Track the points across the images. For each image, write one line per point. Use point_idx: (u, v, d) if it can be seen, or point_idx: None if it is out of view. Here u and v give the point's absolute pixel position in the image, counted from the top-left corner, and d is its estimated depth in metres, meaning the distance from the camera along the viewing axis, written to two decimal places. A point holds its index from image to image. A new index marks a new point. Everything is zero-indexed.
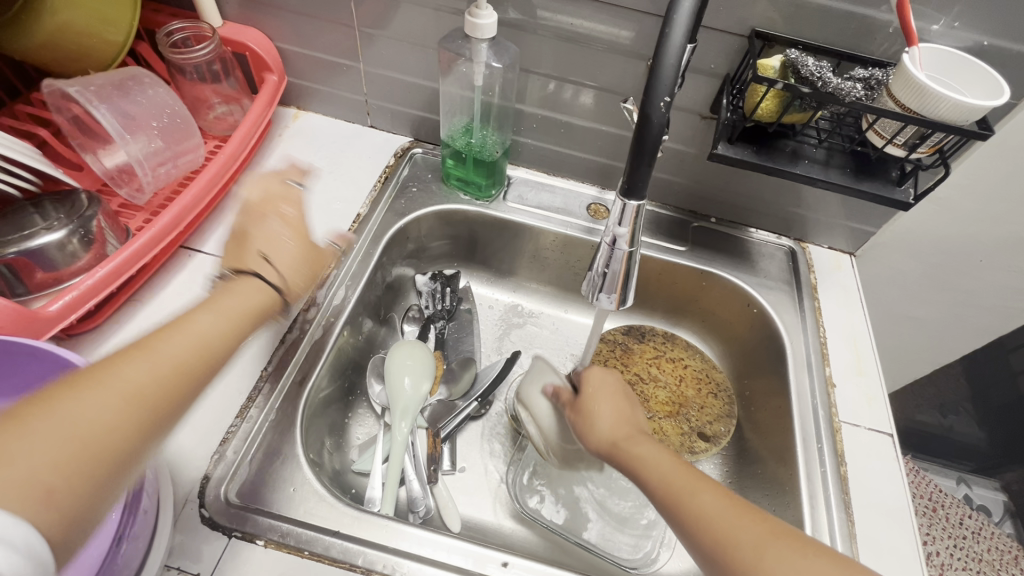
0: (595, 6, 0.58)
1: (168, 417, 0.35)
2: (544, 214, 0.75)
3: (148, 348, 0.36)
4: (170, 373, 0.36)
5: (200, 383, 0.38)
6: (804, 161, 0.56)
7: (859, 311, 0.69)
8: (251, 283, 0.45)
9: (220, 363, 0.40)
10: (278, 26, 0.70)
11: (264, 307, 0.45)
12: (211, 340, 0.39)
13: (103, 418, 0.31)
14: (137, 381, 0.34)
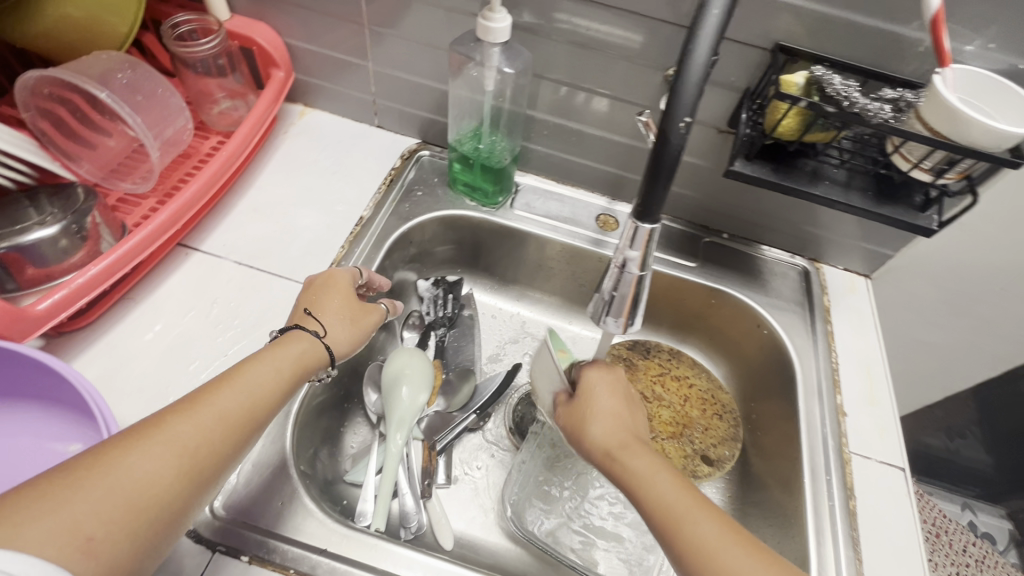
0: (613, 13, 0.56)
1: (214, 468, 0.39)
2: (552, 223, 0.73)
3: (201, 405, 0.40)
4: (221, 434, 0.40)
5: (246, 437, 0.42)
6: (824, 183, 0.54)
7: (873, 338, 0.67)
8: (306, 340, 0.49)
9: (263, 422, 0.43)
10: (287, 21, 0.69)
11: (315, 365, 0.49)
12: (255, 401, 0.43)
13: (158, 473, 0.35)
14: (186, 441, 0.37)
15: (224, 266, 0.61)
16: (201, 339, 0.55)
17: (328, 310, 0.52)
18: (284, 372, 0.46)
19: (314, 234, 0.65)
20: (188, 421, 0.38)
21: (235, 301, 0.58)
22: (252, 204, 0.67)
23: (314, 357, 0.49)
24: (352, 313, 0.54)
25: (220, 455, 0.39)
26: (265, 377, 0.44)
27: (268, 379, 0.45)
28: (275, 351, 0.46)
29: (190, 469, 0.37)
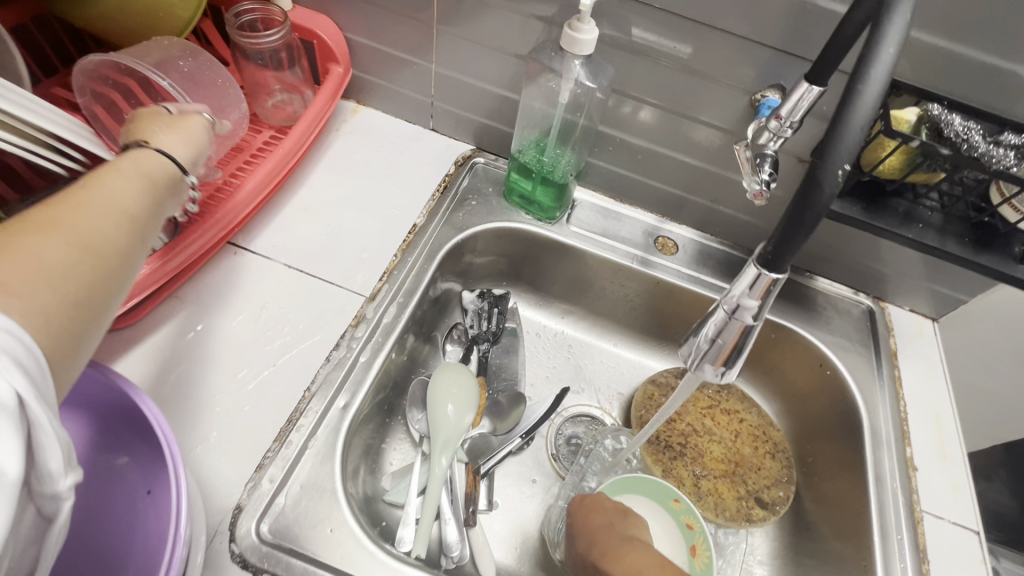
0: (702, 31, 0.53)
1: (120, 258, 0.35)
2: (609, 243, 0.70)
3: (72, 204, 0.35)
4: (115, 230, 0.36)
5: (138, 233, 0.38)
6: (917, 225, 0.51)
7: (942, 386, 0.64)
8: (150, 155, 0.43)
9: (147, 229, 0.39)
10: (350, 15, 0.66)
11: (170, 177, 0.43)
12: (135, 207, 0.39)
13: (52, 257, 0.32)
14: (78, 234, 0.34)
15: (274, 269, 0.58)
16: (249, 346, 0.53)
17: (164, 135, 0.46)
18: (145, 182, 0.41)
19: (364, 238, 0.63)
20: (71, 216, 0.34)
21: (286, 307, 0.56)
22: (302, 204, 0.64)
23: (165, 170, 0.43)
24: (180, 129, 0.47)
25: (118, 247, 0.36)
26: (133, 185, 0.40)
27: (138, 189, 0.40)
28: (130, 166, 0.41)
29: (92, 260, 0.34)
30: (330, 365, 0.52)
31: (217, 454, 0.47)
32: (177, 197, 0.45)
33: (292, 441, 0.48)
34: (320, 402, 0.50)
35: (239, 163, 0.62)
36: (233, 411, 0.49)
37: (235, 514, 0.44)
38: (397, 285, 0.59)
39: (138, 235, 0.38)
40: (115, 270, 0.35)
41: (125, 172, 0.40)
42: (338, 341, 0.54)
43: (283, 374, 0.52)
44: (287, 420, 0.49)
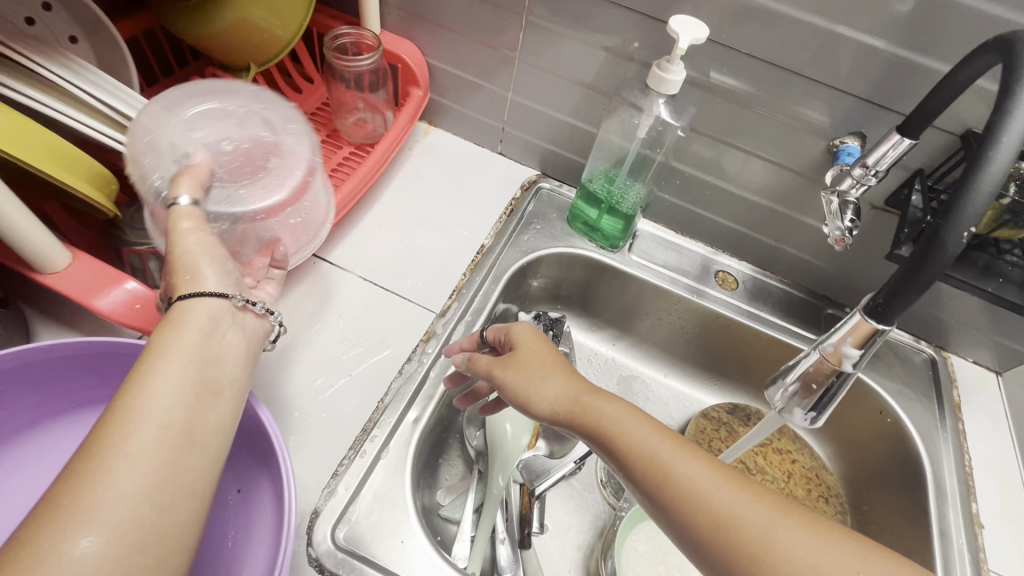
0: (785, 77, 0.54)
1: (178, 523, 0.30)
2: (670, 275, 0.71)
3: (111, 444, 0.30)
4: (164, 464, 0.31)
5: (197, 464, 0.33)
6: (997, 280, 0.51)
7: (1007, 443, 0.63)
8: (195, 329, 0.37)
9: (205, 421, 0.34)
10: (433, 42, 0.69)
11: (219, 348, 0.37)
12: (190, 406, 0.33)
13: (98, 563, 0.27)
14: (117, 506, 0.28)
15: (350, 281, 0.60)
16: (325, 355, 0.55)
17: (196, 270, 0.39)
18: (200, 379, 0.35)
19: (435, 256, 0.65)
20: (111, 467, 0.29)
21: (360, 318, 0.58)
22: (376, 219, 0.67)
23: (209, 319, 0.38)
24: (190, 245, 0.40)
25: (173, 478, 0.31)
26: (174, 380, 0.33)
27: (182, 384, 0.34)
28: (172, 343, 0.35)
29: (138, 527, 0.29)
30: (402, 378, 0.54)
31: (295, 458, 0.48)
32: (237, 346, 0.39)
33: (367, 450, 0.49)
34: (392, 414, 0.52)
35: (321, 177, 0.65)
36: (311, 417, 0.51)
37: (313, 517, 0.45)
38: (466, 303, 0.61)
39: (192, 449, 0.32)
40: (174, 509, 0.30)
41: (166, 359, 0.34)
42: (410, 355, 0.56)
43: (358, 385, 0.53)
44: (362, 429, 0.50)
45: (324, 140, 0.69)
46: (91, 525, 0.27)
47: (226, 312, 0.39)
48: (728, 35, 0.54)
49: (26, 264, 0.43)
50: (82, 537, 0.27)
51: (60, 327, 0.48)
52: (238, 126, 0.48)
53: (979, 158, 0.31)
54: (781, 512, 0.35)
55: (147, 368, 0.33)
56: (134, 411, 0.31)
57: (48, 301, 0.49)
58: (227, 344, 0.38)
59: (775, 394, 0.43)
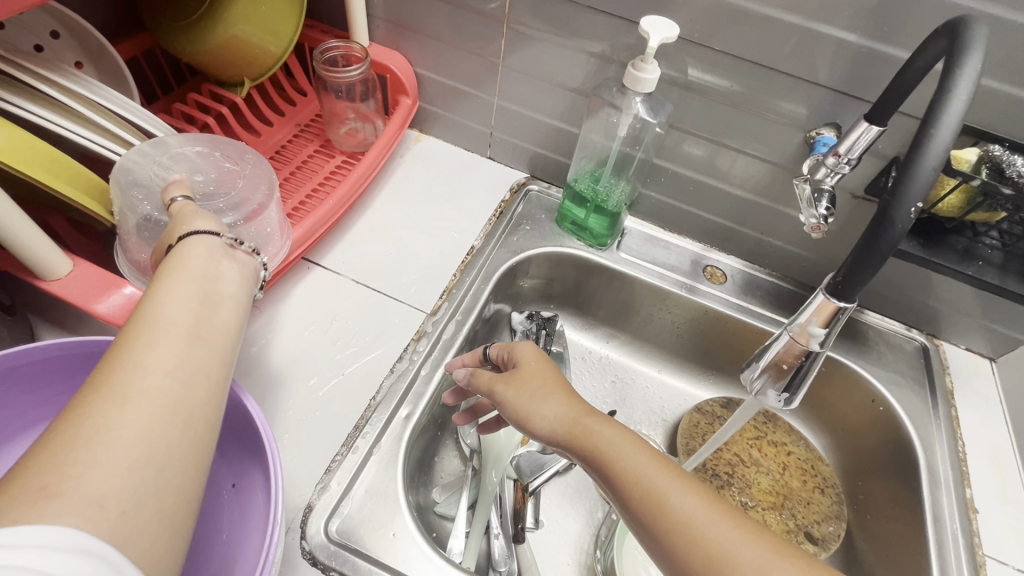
0: (757, 72, 0.55)
1: (205, 393, 0.32)
2: (659, 271, 0.72)
3: (136, 336, 0.32)
4: (182, 350, 0.32)
5: (214, 349, 0.34)
6: (976, 262, 0.52)
7: (1003, 429, 0.62)
8: (195, 251, 0.38)
9: (216, 323, 0.36)
10: (420, 52, 0.71)
11: (221, 264, 0.39)
12: (202, 310, 0.35)
13: (135, 421, 0.28)
14: (149, 382, 0.30)
15: (343, 283, 0.62)
16: (319, 355, 0.56)
17: (190, 218, 0.41)
18: (204, 288, 0.36)
19: (426, 258, 0.66)
20: (138, 353, 0.31)
21: (353, 319, 0.59)
22: (369, 225, 0.69)
23: (206, 245, 0.39)
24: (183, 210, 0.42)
25: (195, 361, 0.32)
26: (182, 291, 0.35)
27: (191, 294, 0.35)
28: (179, 266, 0.37)
29: (166, 396, 0.30)
30: (393, 377, 0.55)
31: (289, 455, 0.50)
32: (241, 270, 0.41)
33: (359, 446, 0.50)
34: (384, 411, 0.53)
35: (313, 186, 0.67)
36: (304, 415, 0.52)
37: (306, 512, 0.46)
38: (456, 303, 0.62)
39: (207, 342, 0.34)
40: (200, 385, 0.32)
41: (172, 276, 0.36)
42: (400, 354, 0.57)
43: (351, 382, 0.55)
44: (354, 426, 0.52)
45: (316, 150, 0.72)
46: (127, 398, 0.29)
47: (219, 246, 0.40)
48: (700, 34, 0.55)
49: (31, 272, 0.45)
50: (120, 404, 0.28)
51: (63, 333, 0.50)
52: (212, 153, 0.53)
53: (921, 138, 0.33)
54: (779, 556, 0.33)
55: (158, 287, 0.35)
56: (151, 314, 0.33)
57: (52, 309, 0.51)
58: (228, 262, 0.40)
59: (751, 377, 0.45)
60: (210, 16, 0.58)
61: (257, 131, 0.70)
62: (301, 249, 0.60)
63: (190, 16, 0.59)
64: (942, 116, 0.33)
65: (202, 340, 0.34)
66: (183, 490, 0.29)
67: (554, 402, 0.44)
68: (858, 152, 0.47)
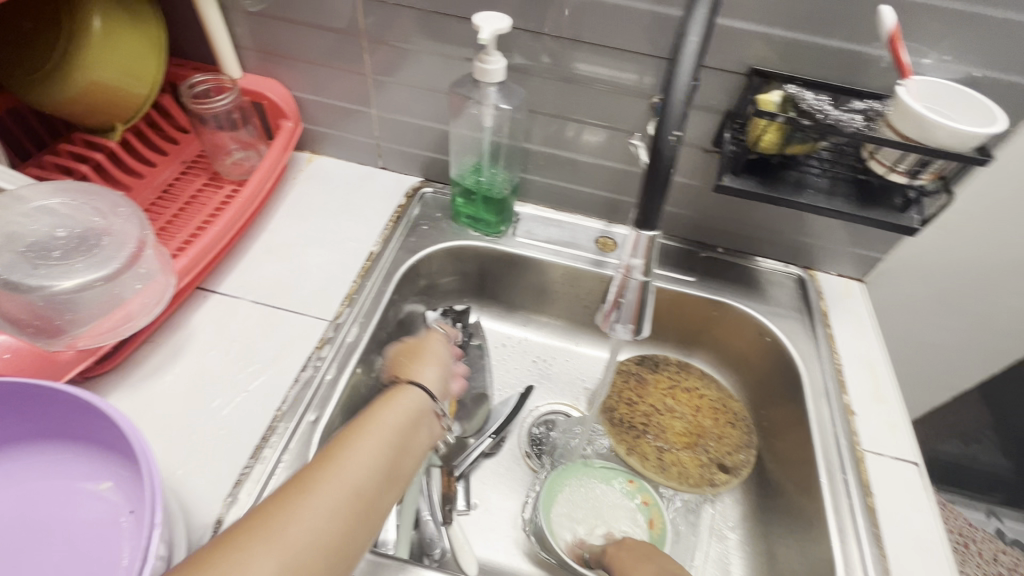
0: (595, 51, 0.61)
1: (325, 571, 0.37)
2: (554, 248, 0.76)
3: (317, 493, 0.39)
4: (333, 526, 0.38)
5: (356, 534, 0.40)
6: (809, 191, 0.58)
7: (873, 337, 0.69)
8: (410, 393, 0.52)
9: (380, 501, 0.43)
10: (293, 76, 0.74)
11: (415, 416, 0.51)
12: (366, 484, 0.42)
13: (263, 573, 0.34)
14: (297, 539, 0.37)
15: (242, 305, 0.63)
16: (221, 378, 0.57)
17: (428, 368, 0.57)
18: (390, 440, 0.46)
19: (325, 271, 0.68)
20: (307, 515, 0.38)
21: (254, 338, 0.60)
22: (267, 246, 0.70)
23: (413, 408, 0.51)
24: (433, 346, 0.60)
25: (337, 545, 0.38)
26: (380, 452, 0.45)
27: (383, 455, 0.45)
28: (377, 420, 0.47)
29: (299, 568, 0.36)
30: (299, 385, 0.57)
31: (197, 474, 0.50)
32: (426, 440, 0.51)
33: (267, 456, 0.52)
34: (291, 418, 0.54)
35: (204, 218, 0.67)
36: (210, 436, 0.52)
37: (215, 527, 0.47)
38: (357, 308, 0.64)
39: (359, 526, 0.40)
40: (330, 569, 0.37)
41: (377, 427, 0.46)
42: (305, 363, 0.59)
43: (256, 399, 0.55)
44: (262, 437, 0.53)
45: (205, 183, 0.72)
46: (279, 541, 0.36)
47: (427, 409, 0.52)
48: (539, 23, 0.60)
49: None
50: (267, 549, 0.35)
51: None
52: (79, 205, 0.52)
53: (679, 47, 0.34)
54: None
55: (360, 437, 0.45)
56: (337, 476, 0.41)
57: None
58: (425, 428, 0.52)
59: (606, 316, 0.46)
60: (65, 64, 0.59)
61: (139, 172, 0.70)
62: (191, 278, 0.61)
63: (46, 67, 0.60)
64: (689, 36, 0.35)
65: (363, 521, 0.41)
66: None
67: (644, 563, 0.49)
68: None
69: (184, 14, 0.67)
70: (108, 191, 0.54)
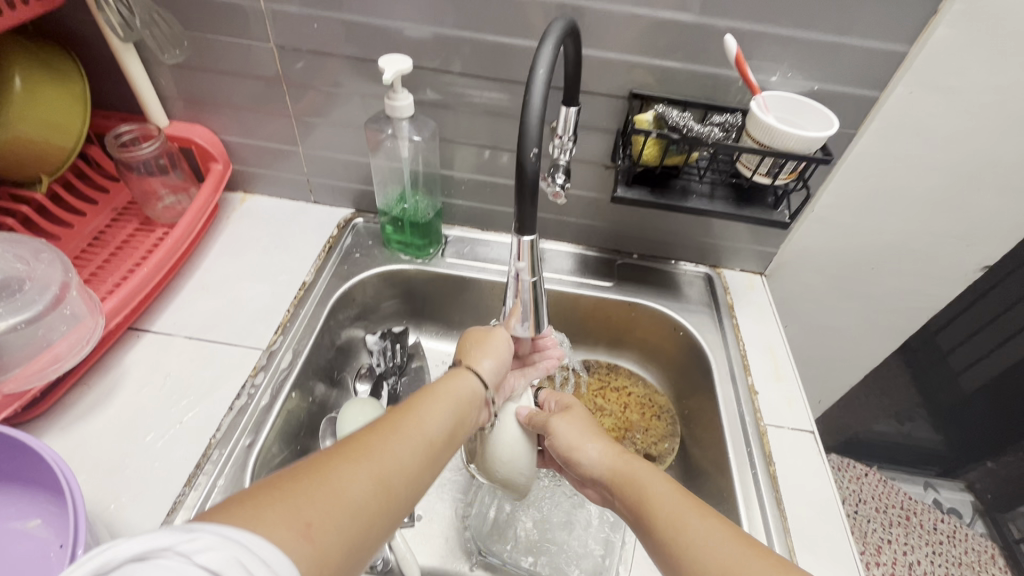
0: (497, 84, 0.67)
1: (398, 505, 0.38)
2: (481, 265, 0.81)
3: (397, 437, 0.40)
4: (410, 464, 0.39)
5: (425, 478, 0.41)
6: (694, 196, 0.65)
7: (772, 324, 0.76)
8: (471, 375, 0.52)
9: (443, 455, 0.44)
10: (221, 122, 0.77)
11: (474, 393, 0.51)
12: (439, 434, 0.43)
13: (356, 491, 0.35)
14: (385, 469, 0.38)
15: (175, 342, 0.65)
16: (154, 413, 0.58)
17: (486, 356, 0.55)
18: (454, 405, 0.48)
19: (259, 303, 0.71)
20: (390, 455, 0.39)
21: (187, 372, 0.62)
22: (200, 284, 0.72)
23: (472, 389, 0.51)
24: (498, 343, 0.57)
25: (411, 483, 0.39)
26: (446, 410, 0.46)
27: (452, 417, 0.46)
28: (448, 387, 0.49)
29: (382, 495, 0.37)
30: (233, 413, 0.59)
31: (131, 507, 0.51)
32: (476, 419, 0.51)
33: (202, 483, 0.53)
34: (226, 445, 0.56)
35: (136, 260, 0.69)
36: (143, 469, 0.54)
37: None
38: (291, 336, 0.67)
39: (427, 472, 0.41)
40: (401, 504, 0.38)
41: (447, 393, 0.48)
42: (239, 392, 0.61)
43: (190, 430, 0.57)
44: (195, 465, 0.54)
45: (137, 229, 0.74)
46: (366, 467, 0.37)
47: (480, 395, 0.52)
48: (443, 63, 0.66)
49: None
50: (358, 472, 0.36)
51: None
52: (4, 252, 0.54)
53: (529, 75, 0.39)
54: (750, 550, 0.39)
55: (434, 396, 0.47)
56: (415, 423, 0.42)
57: None
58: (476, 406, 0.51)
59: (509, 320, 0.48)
60: None
61: (68, 222, 0.72)
62: (121, 318, 0.63)
63: None
64: (538, 67, 0.39)
65: (429, 467, 0.42)
66: (352, 559, 0.34)
67: (584, 421, 0.59)
68: (569, 132, 0.56)
69: (108, 69, 0.71)
70: (29, 239, 0.56)
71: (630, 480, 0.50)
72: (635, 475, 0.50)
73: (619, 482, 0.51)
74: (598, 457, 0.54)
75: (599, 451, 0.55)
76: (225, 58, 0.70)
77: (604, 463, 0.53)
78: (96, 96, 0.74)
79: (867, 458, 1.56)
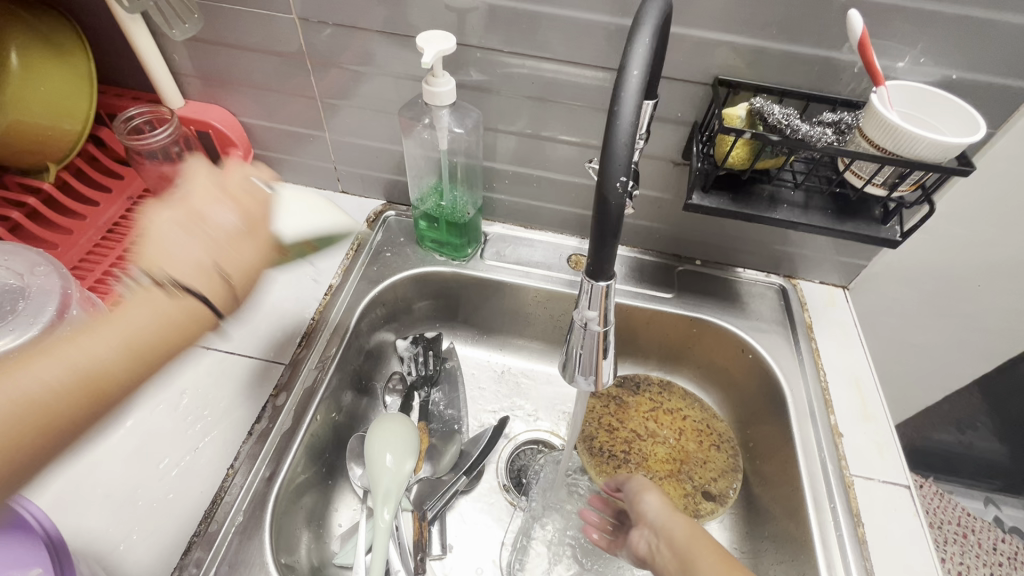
0: (553, 65, 0.57)
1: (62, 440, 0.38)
2: (524, 270, 0.72)
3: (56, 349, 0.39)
4: (61, 363, 0.38)
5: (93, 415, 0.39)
6: (784, 206, 0.54)
7: (858, 350, 0.66)
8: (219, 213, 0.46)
9: (129, 374, 0.41)
10: (241, 103, 0.70)
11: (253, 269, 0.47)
12: (110, 356, 0.40)
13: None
14: (36, 376, 0.37)
15: (193, 352, 0.60)
16: (170, 435, 0.54)
17: (206, 215, 0.46)
18: (165, 306, 0.43)
19: (281, 308, 0.65)
20: (34, 372, 0.37)
21: (205, 388, 0.57)
22: None
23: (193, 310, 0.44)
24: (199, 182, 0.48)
25: (63, 413, 0.37)
26: (163, 308, 0.43)
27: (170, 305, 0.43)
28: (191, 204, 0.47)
29: (35, 398, 0.37)
30: (252, 439, 0.53)
31: (141, 545, 0.47)
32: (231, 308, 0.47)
33: (218, 520, 0.48)
34: (247, 473, 0.51)
35: None
36: (158, 501, 0.49)
37: None
38: (316, 348, 0.61)
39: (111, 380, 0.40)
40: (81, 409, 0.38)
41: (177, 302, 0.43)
42: (259, 415, 0.55)
43: (207, 456, 0.52)
44: (212, 499, 0.49)
45: None
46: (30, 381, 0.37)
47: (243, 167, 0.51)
48: (491, 40, 0.56)
49: None
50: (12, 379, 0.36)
51: None
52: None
53: (619, 80, 0.30)
54: None
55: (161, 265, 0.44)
56: (118, 322, 0.41)
57: None
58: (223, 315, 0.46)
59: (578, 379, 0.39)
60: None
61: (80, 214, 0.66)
62: None
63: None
64: (629, 72, 0.30)
65: (99, 398, 0.39)
66: None
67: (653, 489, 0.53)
68: (644, 130, 0.46)
69: (116, 43, 0.64)
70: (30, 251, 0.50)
71: (682, 534, 0.46)
72: (688, 527, 0.46)
73: (669, 530, 0.47)
74: (655, 507, 0.50)
75: (658, 502, 0.51)
76: (242, 30, 0.61)
77: (662, 513, 0.49)
78: (106, 71, 0.68)
79: (922, 468, 1.46)
